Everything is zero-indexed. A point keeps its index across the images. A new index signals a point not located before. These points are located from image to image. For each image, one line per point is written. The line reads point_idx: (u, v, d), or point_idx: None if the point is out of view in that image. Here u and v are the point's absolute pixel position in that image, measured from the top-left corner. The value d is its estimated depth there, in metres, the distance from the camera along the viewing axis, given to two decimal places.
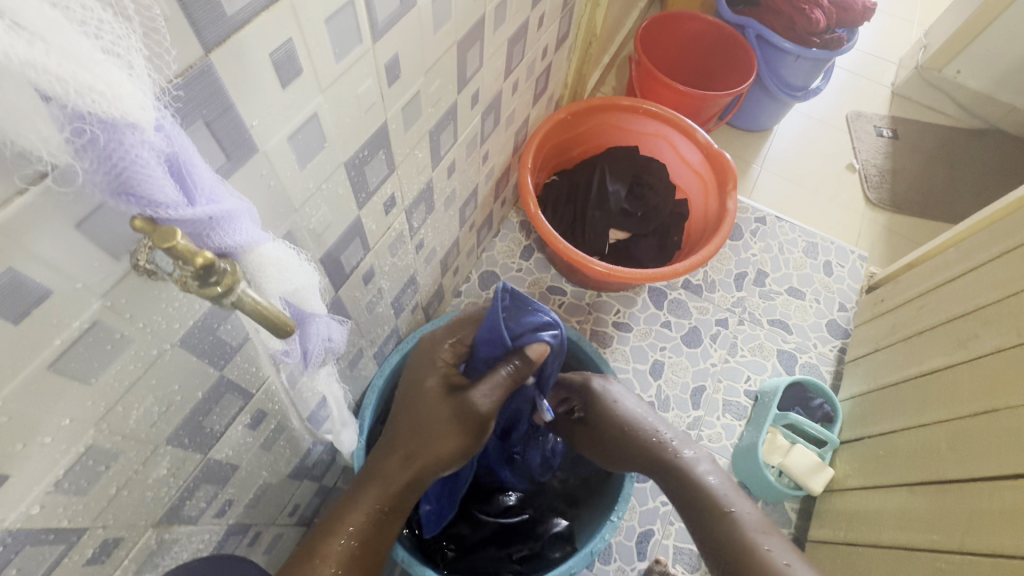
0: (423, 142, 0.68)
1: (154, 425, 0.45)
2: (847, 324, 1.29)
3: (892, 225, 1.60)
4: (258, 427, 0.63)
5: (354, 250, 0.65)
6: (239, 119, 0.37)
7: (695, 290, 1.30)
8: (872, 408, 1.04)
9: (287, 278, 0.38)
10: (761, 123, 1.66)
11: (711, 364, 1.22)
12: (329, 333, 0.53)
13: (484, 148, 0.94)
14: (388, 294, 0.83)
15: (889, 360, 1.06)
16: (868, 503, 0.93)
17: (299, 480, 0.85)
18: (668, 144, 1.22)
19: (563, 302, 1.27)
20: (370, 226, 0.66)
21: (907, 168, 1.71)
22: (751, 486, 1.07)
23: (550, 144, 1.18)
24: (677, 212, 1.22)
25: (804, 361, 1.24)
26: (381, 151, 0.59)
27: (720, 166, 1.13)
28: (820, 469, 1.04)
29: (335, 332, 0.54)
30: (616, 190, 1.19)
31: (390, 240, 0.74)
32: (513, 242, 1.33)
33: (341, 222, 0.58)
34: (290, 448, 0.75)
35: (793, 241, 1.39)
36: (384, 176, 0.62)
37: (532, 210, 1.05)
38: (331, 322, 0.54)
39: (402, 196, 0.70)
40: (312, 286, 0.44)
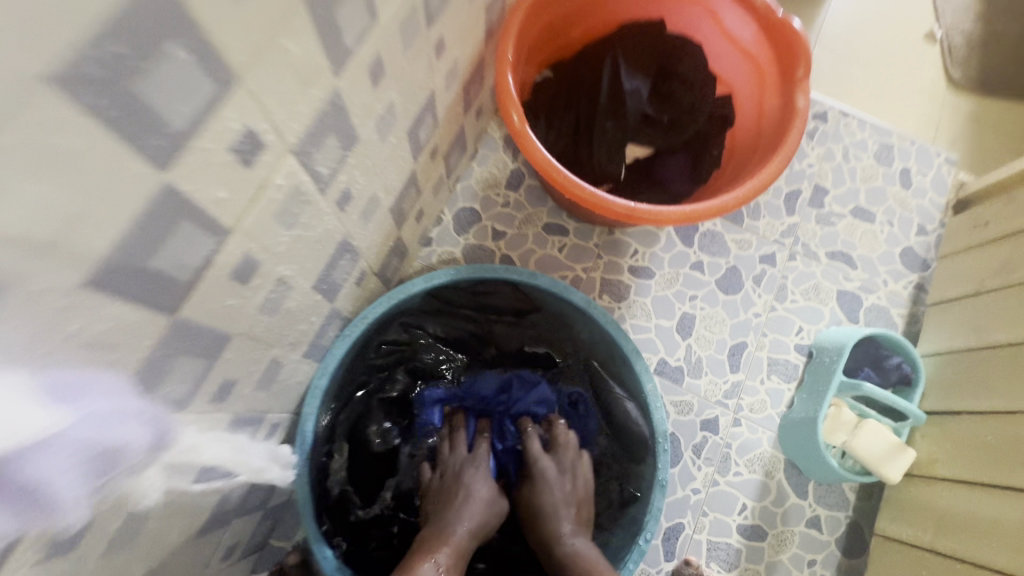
0: (295, 20, 0.36)
1: None
2: (927, 252, 1.01)
3: (980, 111, 1.25)
4: (83, 547, 0.38)
5: (188, 241, 0.35)
6: None
7: (733, 219, 1.01)
8: (971, 373, 0.80)
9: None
10: None
11: (755, 314, 0.97)
12: (119, 439, 0.35)
13: (435, 32, 0.59)
14: (303, 279, 0.55)
15: (998, 309, 0.80)
16: (968, 505, 0.72)
17: (218, 529, 0.64)
18: (707, 15, 0.85)
19: (565, 244, 0.98)
20: (211, 193, 0.35)
21: (1004, 33, 1.31)
22: (802, 464, 0.89)
23: (539, 24, 0.82)
24: (717, 114, 0.88)
25: (871, 303, 0.98)
26: (173, 42, 0.27)
27: (783, 43, 0.78)
28: (899, 452, 0.81)
29: (124, 411, 0.36)
30: (636, 87, 0.86)
31: (275, 205, 0.44)
32: (496, 166, 1.00)
33: (114, 201, 0.28)
34: (179, 519, 0.52)
35: (861, 144, 1.07)
36: (208, 95, 0.31)
37: (516, 125, 0.74)
38: (121, 416, 0.35)
39: (275, 128, 0.39)
40: (35, 399, 0.28)
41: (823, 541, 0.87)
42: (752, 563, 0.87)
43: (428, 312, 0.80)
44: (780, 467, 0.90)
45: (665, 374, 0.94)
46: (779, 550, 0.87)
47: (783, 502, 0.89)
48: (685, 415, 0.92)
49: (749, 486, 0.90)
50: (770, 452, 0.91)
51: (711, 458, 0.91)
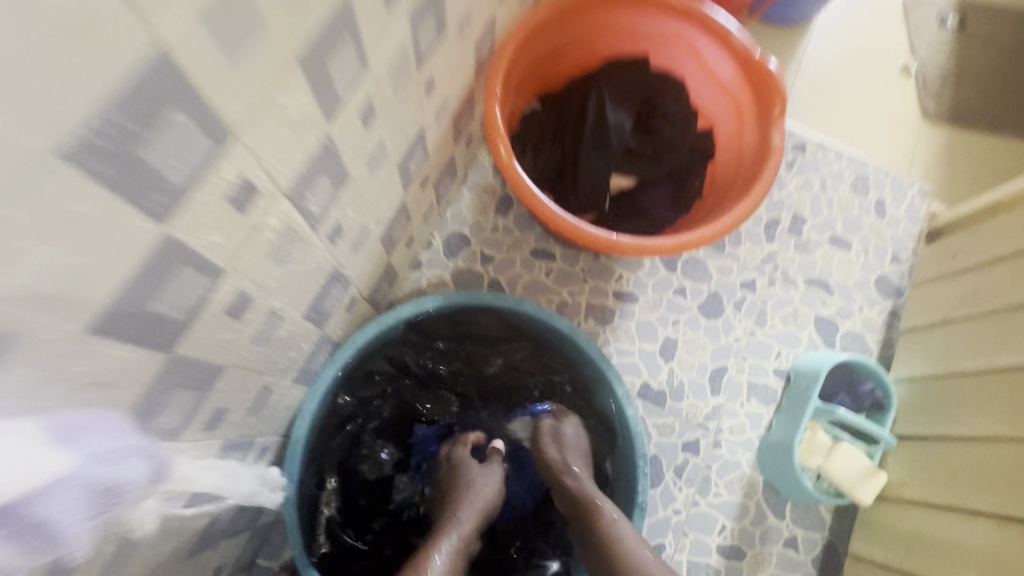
0: (291, 79, 0.38)
1: None
2: (901, 279, 1.04)
3: (952, 142, 1.30)
4: None
5: (185, 284, 0.38)
6: None
7: (715, 245, 1.04)
8: (939, 399, 0.83)
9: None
10: (800, 15, 1.30)
11: (735, 339, 1.00)
12: (121, 477, 0.38)
13: (425, 73, 0.62)
14: (295, 310, 0.57)
15: (965, 339, 0.83)
16: (935, 530, 0.74)
17: (207, 552, 0.65)
18: (688, 52, 0.89)
19: (552, 268, 1.01)
20: (208, 240, 0.38)
21: (975, 67, 1.37)
22: (780, 486, 0.91)
23: (526, 59, 0.85)
24: (699, 146, 0.92)
25: (847, 329, 1.02)
26: (175, 111, 0.30)
27: (759, 83, 0.82)
28: (871, 475, 0.85)
29: (124, 448, 0.38)
30: (619, 122, 0.89)
31: (269, 244, 0.46)
32: (486, 192, 1.03)
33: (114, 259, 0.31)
34: (168, 545, 0.53)
35: (838, 175, 1.11)
36: (207, 155, 0.33)
37: (503, 158, 0.77)
38: (126, 452, 0.39)
39: (270, 176, 0.41)
40: (36, 440, 0.31)
41: (799, 561, 0.90)
42: None
43: (413, 341, 0.81)
44: (759, 489, 0.93)
45: (647, 397, 0.96)
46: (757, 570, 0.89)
47: (762, 523, 0.91)
48: (667, 437, 0.94)
49: (728, 507, 0.92)
50: (749, 474, 0.94)
51: (692, 479, 0.93)
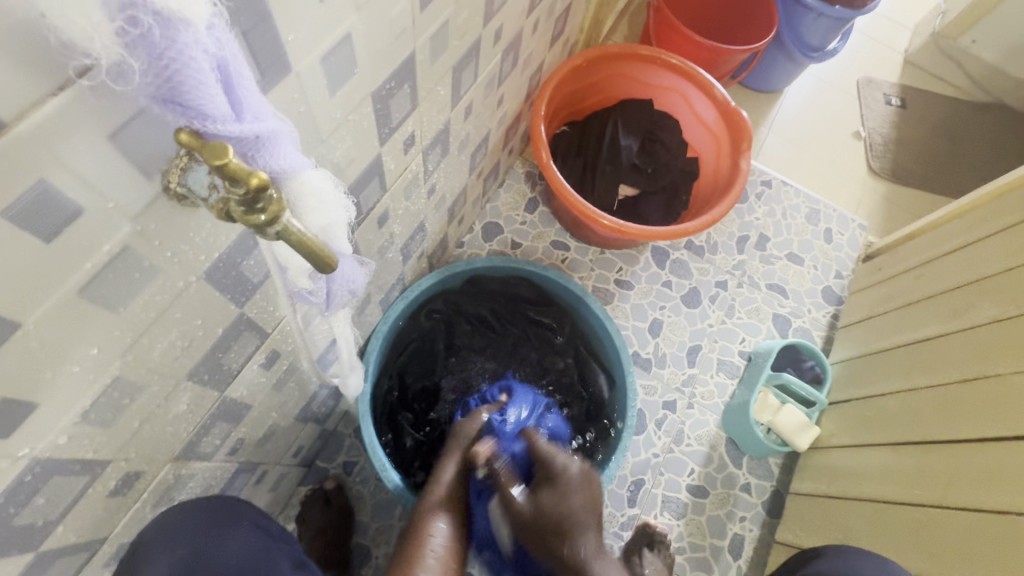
0: (445, 78, 0.64)
1: (176, 359, 0.43)
2: (842, 291, 1.31)
3: (891, 195, 1.61)
4: (271, 367, 0.62)
5: (372, 191, 0.62)
6: (275, 32, 0.34)
7: (696, 251, 1.31)
8: (860, 371, 1.08)
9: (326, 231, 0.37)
10: (773, 84, 1.63)
11: (708, 324, 1.25)
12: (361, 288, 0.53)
13: (500, 91, 0.90)
14: (399, 240, 0.81)
15: (881, 327, 1.09)
16: (853, 461, 0.97)
17: (303, 422, 0.86)
18: (683, 100, 1.18)
19: (566, 257, 1.26)
20: (388, 165, 0.63)
21: (911, 139, 1.70)
22: (740, 441, 1.13)
23: (563, 93, 1.14)
24: (687, 169, 1.19)
25: (798, 325, 1.27)
26: (406, 84, 0.55)
27: (735, 126, 1.11)
28: (807, 427, 1.08)
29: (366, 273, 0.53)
30: (629, 144, 1.17)
31: (405, 183, 0.71)
32: (518, 194, 1.29)
33: (362, 158, 0.55)
34: (297, 391, 0.75)
35: (796, 207, 1.39)
36: (407, 112, 0.59)
37: (543, 159, 1.03)
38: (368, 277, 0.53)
39: (421, 135, 0.67)
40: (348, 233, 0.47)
41: (752, 502, 1.11)
42: (696, 515, 1.09)
43: (462, 292, 1.06)
44: (722, 443, 1.15)
45: (637, 363, 1.20)
46: (717, 506, 1.10)
47: (723, 470, 1.13)
48: (651, 396, 1.17)
49: (697, 454, 1.14)
50: (715, 430, 1.16)
51: (669, 430, 1.15)
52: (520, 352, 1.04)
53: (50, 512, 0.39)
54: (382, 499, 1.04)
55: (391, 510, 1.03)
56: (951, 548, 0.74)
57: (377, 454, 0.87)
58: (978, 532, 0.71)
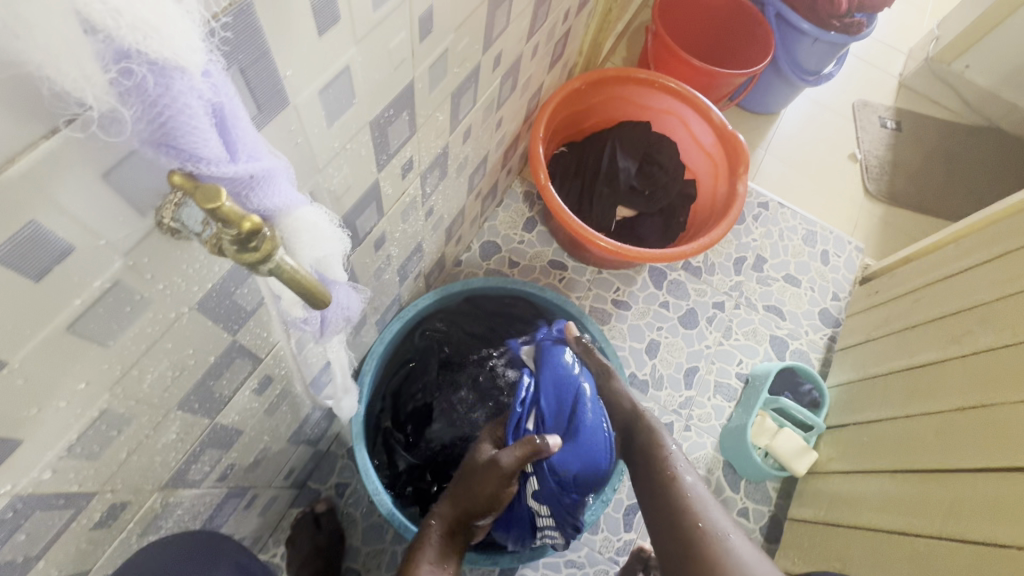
0: (444, 104, 0.65)
1: (166, 390, 0.43)
2: (839, 313, 1.31)
3: (887, 217, 1.61)
4: (264, 392, 0.61)
5: (369, 216, 0.62)
6: (274, 68, 0.34)
7: (694, 272, 1.31)
8: (859, 396, 1.08)
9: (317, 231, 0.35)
10: (770, 107, 1.64)
11: (706, 345, 1.24)
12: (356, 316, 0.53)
13: (499, 114, 0.90)
14: (396, 261, 0.81)
15: (879, 351, 1.09)
16: (852, 488, 0.96)
17: (296, 444, 0.85)
18: (681, 122, 1.20)
19: (564, 277, 1.26)
20: (386, 190, 0.63)
21: (907, 161, 1.71)
22: (737, 465, 1.12)
23: (562, 114, 1.15)
24: (685, 191, 1.20)
25: (795, 347, 1.27)
26: (404, 112, 0.55)
27: (733, 149, 1.11)
28: (805, 452, 1.08)
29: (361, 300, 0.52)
30: (627, 166, 1.17)
31: (403, 206, 0.71)
32: (516, 213, 1.30)
33: (360, 184, 0.55)
34: (291, 413, 0.74)
35: (793, 229, 1.40)
36: (405, 138, 0.59)
37: (542, 180, 1.03)
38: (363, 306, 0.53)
39: (419, 160, 0.67)
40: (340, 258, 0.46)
41: (749, 527, 1.10)
42: None
43: (458, 311, 1.05)
44: (720, 466, 1.14)
45: (634, 384, 1.19)
46: None
47: (720, 494, 1.11)
48: None
49: None
50: (712, 454, 1.15)
51: None
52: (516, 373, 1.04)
53: (32, 546, 0.39)
54: (374, 522, 1.02)
55: (383, 533, 1.01)
56: None
57: (371, 478, 0.86)
58: (980, 564, 0.70)
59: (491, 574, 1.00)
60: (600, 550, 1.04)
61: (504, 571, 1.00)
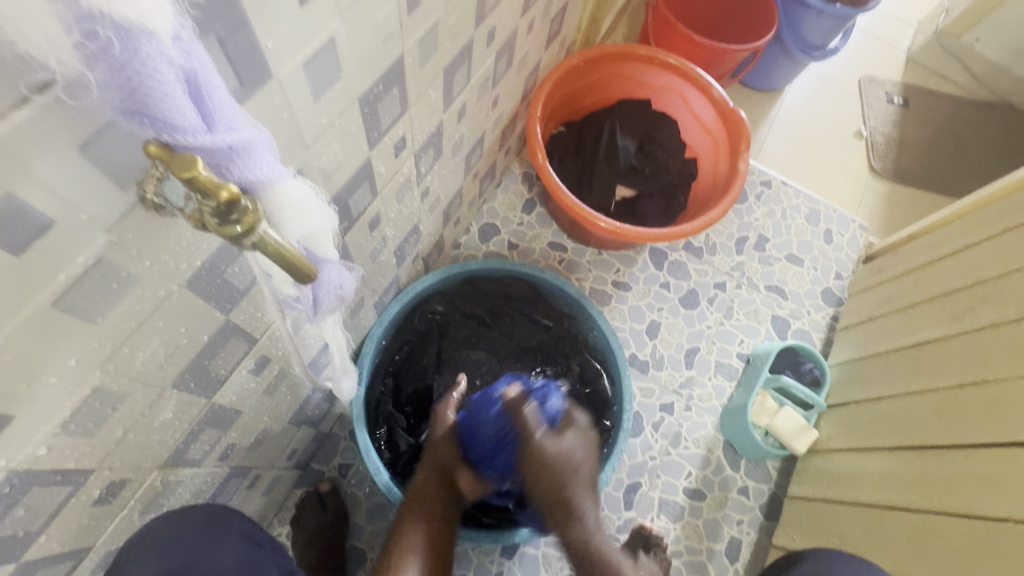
0: (436, 81, 0.64)
1: (159, 368, 0.43)
2: (842, 292, 1.30)
3: (892, 195, 1.59)
4: (261, 373, 0.61)
5: (362, 195, 0.62)
6: (253, 38, 0.33)
7: (695, 252, 1.30)
8: (859, 375, 1.08)
9: (304, 214, 0.35)
10: (774, 83, 1.61)
11: (707, 326, 1.24)
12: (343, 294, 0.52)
13: (495, 93, 0.89)
14: (392, 243, 0.81)
15: (880, 330, 1.09)
16: (851, 465, 0.97)
17: (297, 426, 0.85)
18: (681, 100, 1.17)
19: (564, 258, 1.26)
20: (378, 169, 0.62)
21: (914, 138, 1.68)
22: (737, 444, 1.12)
23: (560, 93, 1.13)
24: (685, 170, 1.19)
25: (797, 327, 1.26)
26: (394, 88, 0.54)
27: (734, 126, 1.10)
28: (805, 431, 1.08)
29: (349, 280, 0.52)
30: (626, 145, 1.16)
31: (397, 186, 0.70)
32: (515, 195, 1.29)
33: (351, 163, 0.55)
34: (290, 395, 0.74)
35: (796, 208, 1.38)
36: (396, 115, 0.58)
37: (539, 160, 1.02)
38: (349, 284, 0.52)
39: (412, 138, 0.66)
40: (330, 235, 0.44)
41: (749, 505, 1.10)
42: (692, 518, 1.08)
43: (456, 292, 1.04)
44: (719, 446, 1.14)
45: (635, 365, 1.19)
46: (714, 509, 1.09)
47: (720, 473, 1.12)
48: (649, 398, 1.16)
49: (694, 457, 1.13)
50: (712, 433, 1.15)
51: (666, 433, 1.14)
52: (517, 353, 1.03)
53: (33, 521, 0.39)
54: (377, 502, 1.03)
55: (386, 512, 1.02)
56: (947, 555, 0.73)
57: (372, 459, 0.87)
58: (976, 539, 0.70)
59: (493, 551, 1.02)
60: (601, 528, 1.05)
61: (506, 548, 1.02)
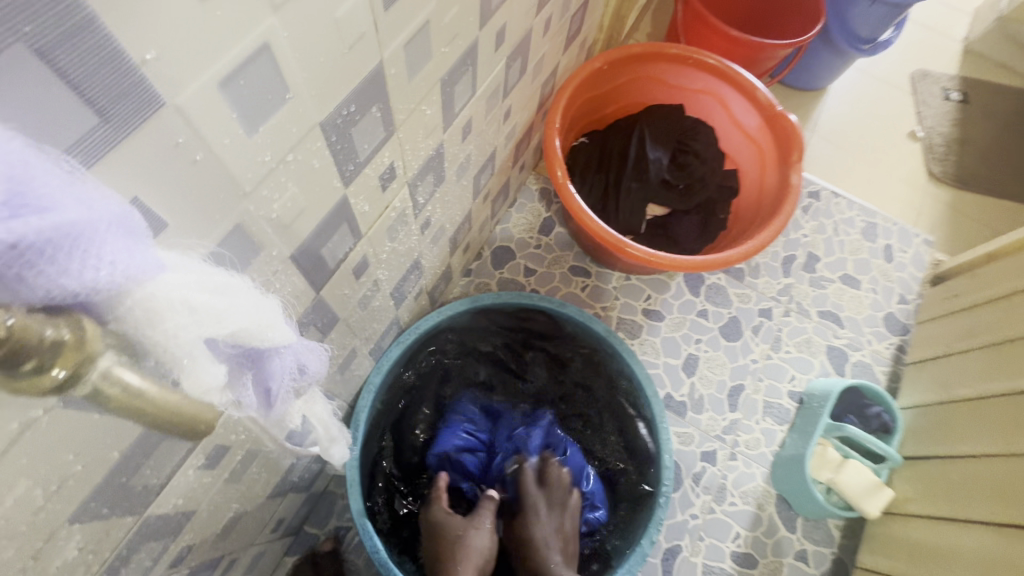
0: (432, 95, 0.51)
1: (40, 510, 0.31)
2: (907, 318, 1.13)
3: (956, 203, 1.41)
4: (218, 464, 0.49)
5: (341, 240, 0.49)
6: (111, 47, 0.21)
7: (736, 274, 1.15)
8: (940, 423, 0.92)
9: (199, 317, 0.25)
10: (818, 81, 1.45)
11: (752, 360, 1.09)
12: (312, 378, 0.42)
13: (506, 104, 0.76)
14: (386, 285, 0.68)
15: (965, 370, 0.92)
16: (939, 539, 0.81)
17: (281, 496, 0.73)
18: (720, 104, 1.03)
19: (587, 284, 1.12)
20: (361, 208, 0.49)
21: (977, 138, 1.50)
22: (793, 500, 0.97)
23: (581, 100, 0.99)
24: (726, 184, 1.04)
25: (857, 360, 1.10)
26: (374, 107, 0.42)
27: (783, 132, 0.95)
28: (877, 490, 0.92)
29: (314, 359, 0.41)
30: (657, 157, 1.02)
31: (388, 223, 0.58)
32: (532, 214, 1.16)
33: (319, 205, 0.42)
34: (266, 471, 0.62)
35: (850, 221, 1.22)
36: (379, 141, 0.46)
37: (559, 178, 0.88)
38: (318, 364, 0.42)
39: (404, 165, 0.53)
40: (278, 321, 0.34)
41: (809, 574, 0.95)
42: None
43: (467, 329, 0.92)
44: (772, 502, 0.99)
45: (670, 407, 1.04)
46: None
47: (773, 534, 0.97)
48: (687, 445, 1.02)
49: (742, 516, 0.98)
50: (763, 486, 1.00)
51: (709, 487, 0.99)
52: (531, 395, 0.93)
53: None
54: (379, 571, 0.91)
55: None
56: None
57: (368, 532, 0.74)
58: None
59: None
60: None
61: None
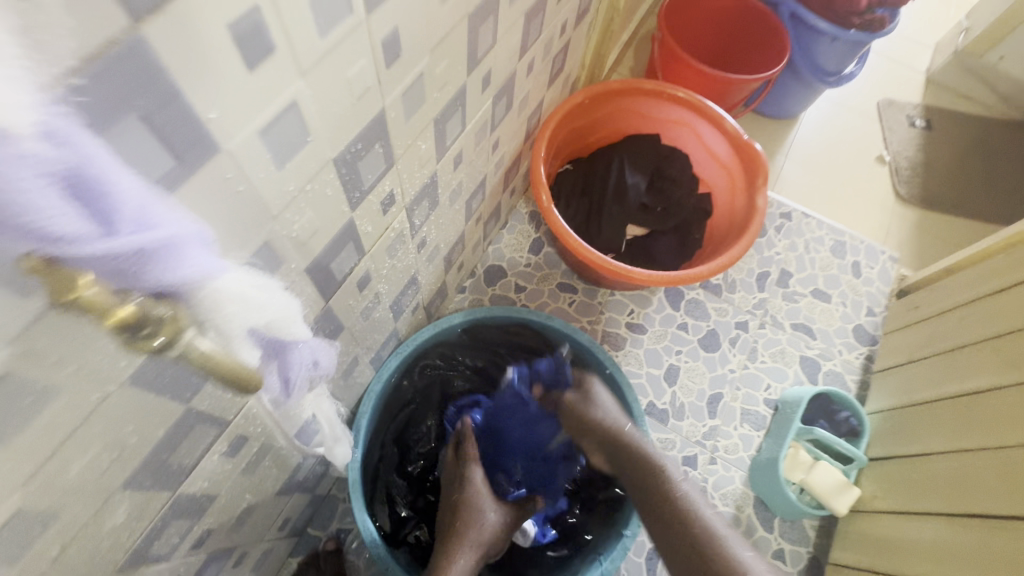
0: (426, 131, 0.59)
1: (102, 475, 0.38)
2: (874, 329, 1.21)
3: (922, 222, 1.50)
4: (237, 453, 0.56)
5: (347, 256, 0.57)
6: (189, 111, 0.29)
7: (714, 289, 1.23)
8: (902, 425, 0.98)
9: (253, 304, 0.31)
10: (789, 111, 1.56)
11: (730, 369, 1.16)
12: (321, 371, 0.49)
13: (494, 136, 0.85)
14: (386, 298, 0.76)
15: (925, 375, 0.99)
16: (901, 532, 0.87)
17: (288, 495, 0.79)
18: (692, 134, 1.13)
19: (574, 300, 1.20)
20: (364, 228, 0.58)
21: (940, 161, 1.60)
22: (770, 502, 1.03)
23: (564, 131, 1.09)
24: (700, 206, 1.13)
25: (829, 369, 1.17)
26: (377, 144, 0.50)
27: (749, 158, 1.04)
28: (845, 488, 0.98)
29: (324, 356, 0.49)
30: (636, 182, 1.11)
31: (388, 242, 0.66)
32: (521, 235, 1.24)
33: (330, 226, 0.50)
34: (276, 467, 0.69)
35: (820, 239, 1.30)
36: (381, 172, 0.54)
37: (544, 201, 0.97)
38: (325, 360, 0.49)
39: (402, 192, 0.62)
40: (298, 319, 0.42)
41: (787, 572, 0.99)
42: None
43: (460, 342, 0.99)
44: (750, 503, 1.04)
45: (653, 415, 1.11)
46: None
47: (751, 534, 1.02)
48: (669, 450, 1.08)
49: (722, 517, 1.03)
50: (741, 488, 1.05)
51: None
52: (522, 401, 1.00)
53: None
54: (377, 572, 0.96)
55: None
56: None
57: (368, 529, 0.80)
58: None
59: None
60: None
61: None
